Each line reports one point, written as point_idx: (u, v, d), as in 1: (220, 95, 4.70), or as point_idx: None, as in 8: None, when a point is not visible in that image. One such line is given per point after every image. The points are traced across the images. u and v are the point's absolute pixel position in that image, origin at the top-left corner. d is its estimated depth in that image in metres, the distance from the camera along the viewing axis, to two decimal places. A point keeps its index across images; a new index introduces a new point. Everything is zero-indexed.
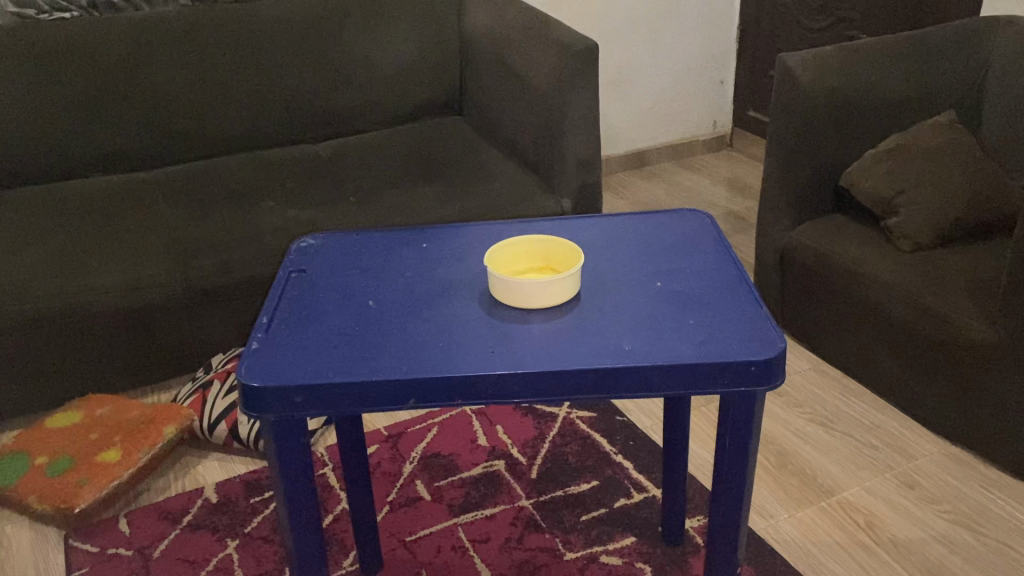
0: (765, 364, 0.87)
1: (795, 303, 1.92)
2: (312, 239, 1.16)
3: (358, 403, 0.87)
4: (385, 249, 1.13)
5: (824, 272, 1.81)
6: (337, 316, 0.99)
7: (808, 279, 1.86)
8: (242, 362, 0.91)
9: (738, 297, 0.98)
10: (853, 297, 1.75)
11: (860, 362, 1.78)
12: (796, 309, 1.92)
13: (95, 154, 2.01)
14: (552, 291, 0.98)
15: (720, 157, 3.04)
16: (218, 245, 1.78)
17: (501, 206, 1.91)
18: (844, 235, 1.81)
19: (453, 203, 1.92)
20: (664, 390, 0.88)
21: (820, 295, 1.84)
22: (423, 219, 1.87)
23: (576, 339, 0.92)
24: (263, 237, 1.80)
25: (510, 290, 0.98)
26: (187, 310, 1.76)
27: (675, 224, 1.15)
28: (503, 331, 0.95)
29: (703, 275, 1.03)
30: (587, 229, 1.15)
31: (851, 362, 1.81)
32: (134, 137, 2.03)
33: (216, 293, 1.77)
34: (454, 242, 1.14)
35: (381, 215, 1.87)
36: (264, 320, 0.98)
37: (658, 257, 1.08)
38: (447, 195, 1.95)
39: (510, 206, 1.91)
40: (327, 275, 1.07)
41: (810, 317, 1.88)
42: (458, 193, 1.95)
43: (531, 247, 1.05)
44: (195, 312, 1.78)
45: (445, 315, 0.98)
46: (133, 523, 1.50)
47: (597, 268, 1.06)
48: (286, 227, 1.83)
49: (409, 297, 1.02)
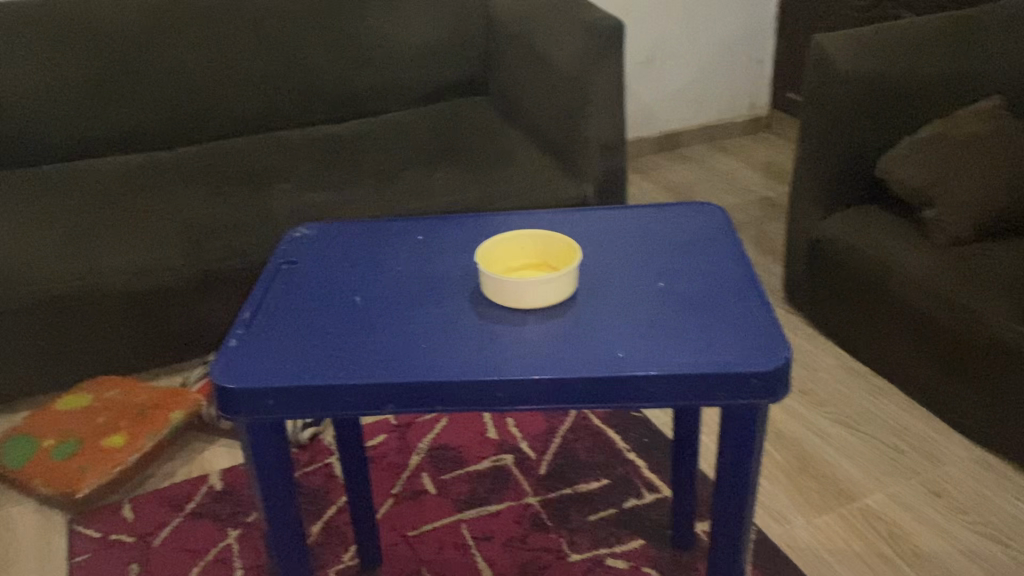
0: (767, 377, 0.81)
1: (823, 296, 1.84)
2: (307, 229, 1.12)
3: (333, 408, 0.83)
4: (381, 240, 1.09)
5: (856, 266, 1.72)
6: (321, 313, 0.95)
7: (838, 272, 1.78)
8: (217, 361, 0.87)
9: (744, 300, 0.92)
10: (886, 293, 1.66)
11: (889, 361, 1.70)
12: (825, 303, 1.84)
13: (113, 133, 2.00)
14: (545, 291, 0.92)
15: (757, 140, 2.93)
16: (233, 227, 1.76)
17: (518, 193, 1.85)
18: (877, 228, 1.73)
19: (472, 187, 1.87)
20: (657, 402, 0.83)
21: (851, 289, 1.75)
22: (440, 205, 1.82)
23: (567, 344, 0.87)
24: (279, 219, 1.77)
25: (501, 290, 0.92)
26: (200, 292, 1.73)
27: (687, 218, 1.09)
28: (492, 333, 0.90)
29: (711, 272, 0.97)
30: (593, 222, 1.09)
31: (879, 360, 1.73)
32: (152, 115, 2.01)
33: (228, 277, 1.74)
34: (453, 234, 1.09)
35: (395, 201, 1.82)
36: (247, 316, 0.94)
37: (665, 252, 1.02)
38: (466, 179, 1.89)
39: (528, 193, 1.85)
40: (317, 269, 1.03)
41: (839, 312, 1.80)
42: (476, 177, 1.90)
43: (528, 242, 1.00)
44: (208, 294, 1.76)
45: (433, 313, 0.93)
46: (137, 510, 1.49)
47: (598, 263, 1.01)
48: (300, 210, 1.80)
49: (398, 293, 0.97)
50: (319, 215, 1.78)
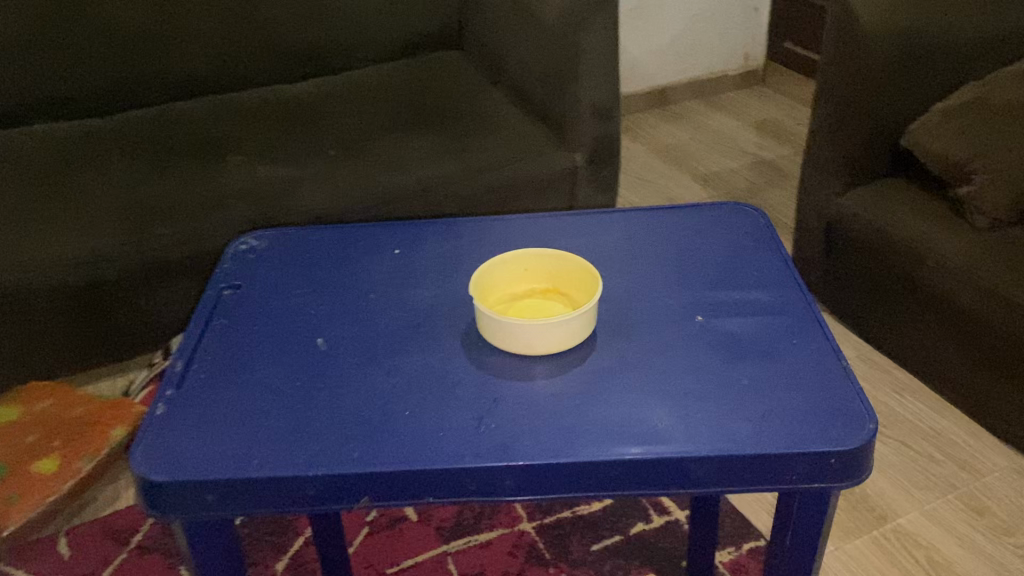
0: (848, 456, 0.64)
1: (840, 280, 1.66)
2: (256, 240, 0.92)
3: (292, 504, 0.64)
4: (347, 256, 0.89)
5: (880, 249, 1.54)
6: (273, 361, 0.75)
7: (859, 254, 1.60)
8: (139, 440, 0.67)
9: (807, 343, 0.74)
10: (914, 281, 1.49)
11: (916, 355, 1.54)
12: (843, 288, 1.66)
13: (26, 96, 1.65)
14: (557, 334, 0.73)
15: (752, 95, 2.73)
16: (181, 209, 1.45)
17: (510, 166, 1.58)
18: (904, 206, 1.55)
19: (452, 159, 1.58)
20: (708, 488, 0.65)
21: (873, 274, 1.58)
22: (416, 179, 1.53)
23: (589, 407, 0.68)
24: (232, 198, 1.48)
25: (503, 333, 0.73)
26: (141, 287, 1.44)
27: (721, 225, 0.90)
28: (492, 390, 0.71)
29: (759, 302, 0.79)
30: (607, 231, 0.90)
31: (905, 352, 1.56)
32: (72, 73, 1.66)
33: (179, 266, 1.45)
34: (437, 247, 0.89)
35: (365, 173, 1.54)
36: (179, 368, 0.75)
37: (700, 273, 0.83)
38: (445, 147, 1.61)
39: (518, 165, 1.58)
40: (269, 300, 0.83)
41: (857, 298, 1.63)
42: (458, 148, 1.61)
43: (535, 263, 0.81)
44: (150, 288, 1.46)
45: (416, 361, 0.74)
46: (74, 545, 1.29)
47: (619, 288, 0.81)
48: (257, 184, 1.51)
49: (372, 333, 0.78)
50: (278, 195, 1.49)
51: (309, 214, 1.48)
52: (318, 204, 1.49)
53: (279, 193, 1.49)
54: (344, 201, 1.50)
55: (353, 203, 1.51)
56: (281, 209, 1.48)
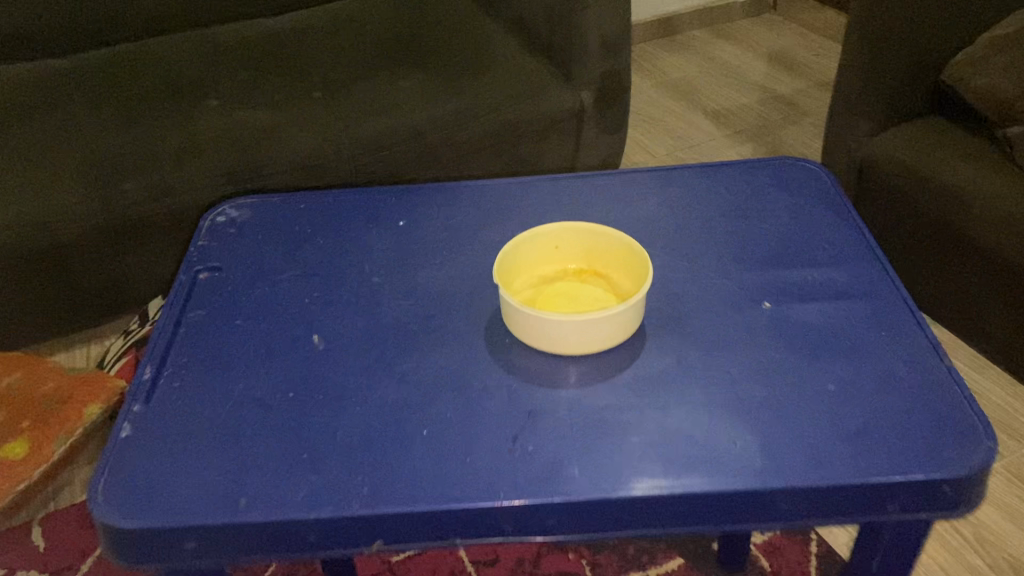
0: (962, 482, 0.53)
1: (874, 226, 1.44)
2: (235, 211, 0.79)
3: (293, 549, 0.53)
4: (343, 230, 0.76)
5: (913, 195, 1.32)
6: (261, 365, 0.63)
7: (893, 203, 1.37)
8: (101, 473, 0.55)
9: (895, 336, 0.62)
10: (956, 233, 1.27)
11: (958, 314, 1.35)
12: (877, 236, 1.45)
13: None
14: (599, 331, 0.61)
15: (762, 24, 2.56)
16: (148, 162, 1.29)
17: (513, 103, 1.40)
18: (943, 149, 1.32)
19: (448, 96, 1.39)
20: (791, 522, 0.54)
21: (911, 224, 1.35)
22: (408, 121, 1.36)
23: (642, 422, 0.57)
24: (206, 148, 1.30)
25: (535, 331, 0.61)
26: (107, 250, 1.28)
27: (777, 185, 0.78)
28: (523, 401, 0.59)
29: (833, 285, 0.67)
30: (645, 196, 0.78)
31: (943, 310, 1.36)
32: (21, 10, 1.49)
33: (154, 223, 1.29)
34: (447, 218, 0.76)
35: (350, 116, 1.36)
36: (148, 377, 0.62)
37: (758, 248, 0.71)
38: (439, 82, 1.42)
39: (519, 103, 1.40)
40: (253, 286, 0.71)
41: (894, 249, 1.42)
42: (453, 83, 1.42)
43: (566, 239, 0.68)
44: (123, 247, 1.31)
45: (431, 365, 0.62)
46: (49, 535, 1.17)
47: (665, 268, 0.69)
48: (231, 130, 1.33)
49: (376, 327, 0.65)
50: (254, 144, 1.31)
51: (287, 165, 1.30)
52: (299, 151, 1.32)
53: (257, 141, 1.32)
54: (324, 148, 1.32)
55: (336, 150, 1.33)
56: (257, 160, 1.30)
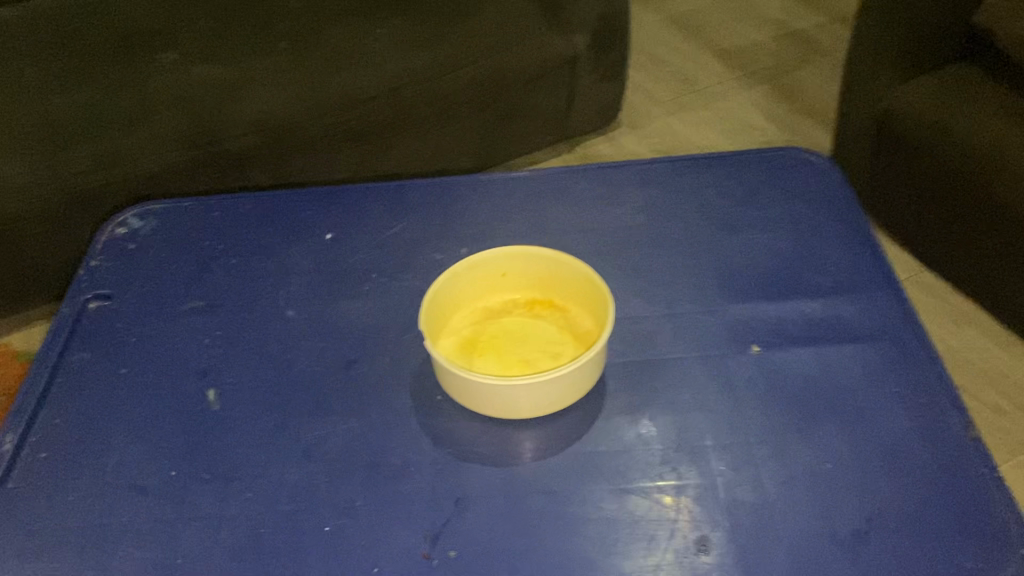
0: None
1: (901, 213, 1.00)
2: (139, 221, 0.68)
3: None
4: (260, 246, 0.64)
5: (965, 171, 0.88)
6: (143, 431, 0.52)
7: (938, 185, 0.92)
8: None
9: (911, 396, 0.51)
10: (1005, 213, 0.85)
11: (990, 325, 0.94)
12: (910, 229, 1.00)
13: None
14: (549, 395, 0.50)
15: None
16: (80, 127, 0.91)
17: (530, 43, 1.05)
18: (991, 110, 0.89)
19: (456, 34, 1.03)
20: None
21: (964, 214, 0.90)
22: (403, 68, 0.99)
23: (594, 516, 0.46)
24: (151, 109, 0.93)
25: (468, 392, 0.50)
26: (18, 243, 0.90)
27: (776, 188, 0.66)
28: (450, 482, 0.48)
29: (838, 322, 0.55)
30: (617, 201, 0.66)
31: (960, 324, 0.94)
32: None
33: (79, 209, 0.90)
34: (382, 229, 0.65)
35: (333, 63, 0.99)
36: (9, 446, 0.52)
37: (747, 273, 0.59)
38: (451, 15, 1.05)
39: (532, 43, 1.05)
40: (147, 318, 0.60)
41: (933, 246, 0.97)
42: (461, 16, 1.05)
43: (516, 266, 0.57)
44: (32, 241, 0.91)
45: (342, 432, 0.51)
46: None
47: (634, 297, 0.58)
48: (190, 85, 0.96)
49: (284, 378, 0.55)
50: (212, 103, 0.94)
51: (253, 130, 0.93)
52: (264, 114, 0.94)
53: (221, 97, 0.94)
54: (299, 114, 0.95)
55: (304, 111, 0.96)
56: (215, 124, 0.93)
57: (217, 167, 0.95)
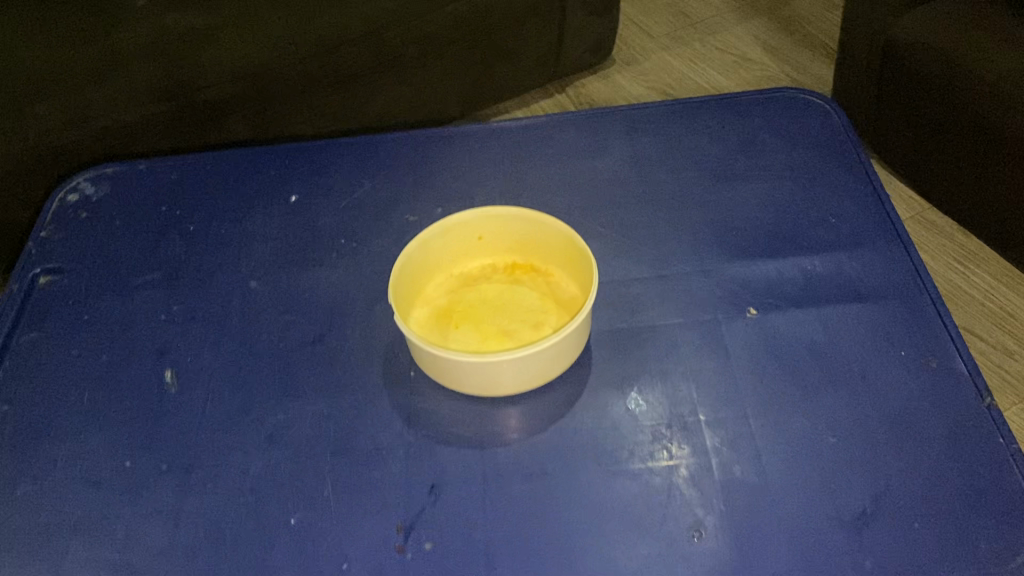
0: None
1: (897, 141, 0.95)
2: (94, 187, 0.63)
3: None
4: (221, 212, 0.60)
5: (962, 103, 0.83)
6: (96, 418, 0.49)
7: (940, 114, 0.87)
8: None
9: (920, 361, 0.47)
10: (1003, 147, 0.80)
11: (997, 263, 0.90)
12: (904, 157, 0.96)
13: None
14: (530, 370, 0.46)
15: None
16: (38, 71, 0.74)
17: None
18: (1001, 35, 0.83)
19: None
20: None
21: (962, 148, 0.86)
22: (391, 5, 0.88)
23: (580, 501, 0.43)
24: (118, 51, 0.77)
25: (442, 369, 0.46)
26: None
27: (774, 133, 0.61)
28: (425, 467, 0.45)
29: (842, 279, 0.51)
30: (603, 152, 0.61)
31: (965, 264, 0.90)
32: None
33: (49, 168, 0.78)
34: (351, 190, 0.61)
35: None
36: None
37: (744, 228, 0.55)
38: None
39: None
40: (100, 294, 0.56)
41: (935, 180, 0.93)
42: None
43: (494, 228, 0.53)
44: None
45: (309, 414, 0.48)
46: None
47: (622, 259, 0.54)
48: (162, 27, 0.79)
49: (247, 356, 0.51)
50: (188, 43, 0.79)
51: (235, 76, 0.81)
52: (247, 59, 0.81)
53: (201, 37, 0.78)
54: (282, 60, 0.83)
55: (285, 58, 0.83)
56: (192, 67, 0.79)
57: (197, 120, 0.83)
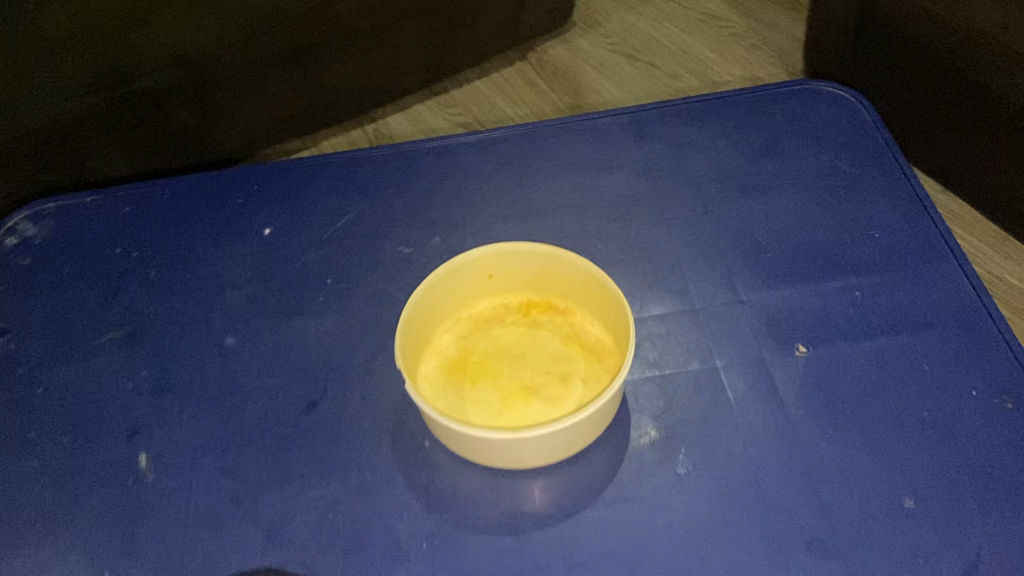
0: None
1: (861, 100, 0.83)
2: (36, 228, 0.55)
3: None
4: (186, 253, 0.53)
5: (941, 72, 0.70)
6: (62, 520, 0.42)
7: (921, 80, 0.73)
8: None
9: (993, 400, 0.42)
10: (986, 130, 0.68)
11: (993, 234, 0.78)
12: None
13: None
14: (567, 439, 0.40)
15: None
16: None
17: None
18: None
19: None
20: None
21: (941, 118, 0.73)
22: None
23: None
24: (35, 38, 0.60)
25: (465, 444, 0.40)
26: None
27: (798, 134, 0.56)
28: (453, 560, 0.39)
29: (896, 307, 0.46)
30: (612, 163, 0.55)
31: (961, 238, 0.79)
32: None
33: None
34: (333, 219, 0.54)
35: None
36: None
37: (780, 248, 0.50)
38: None
39: None
40: (55, 360, 0.48)
41: None
42: None
43: (507, 266, 0.47)
44: None
45: (312, 501, 0.41)
46: None
47: (649, 292, 0.48)
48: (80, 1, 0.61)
49: (234, 431, 0.44)
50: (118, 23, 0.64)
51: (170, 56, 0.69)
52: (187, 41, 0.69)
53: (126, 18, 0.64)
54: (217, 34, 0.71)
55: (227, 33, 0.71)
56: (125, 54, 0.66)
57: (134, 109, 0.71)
